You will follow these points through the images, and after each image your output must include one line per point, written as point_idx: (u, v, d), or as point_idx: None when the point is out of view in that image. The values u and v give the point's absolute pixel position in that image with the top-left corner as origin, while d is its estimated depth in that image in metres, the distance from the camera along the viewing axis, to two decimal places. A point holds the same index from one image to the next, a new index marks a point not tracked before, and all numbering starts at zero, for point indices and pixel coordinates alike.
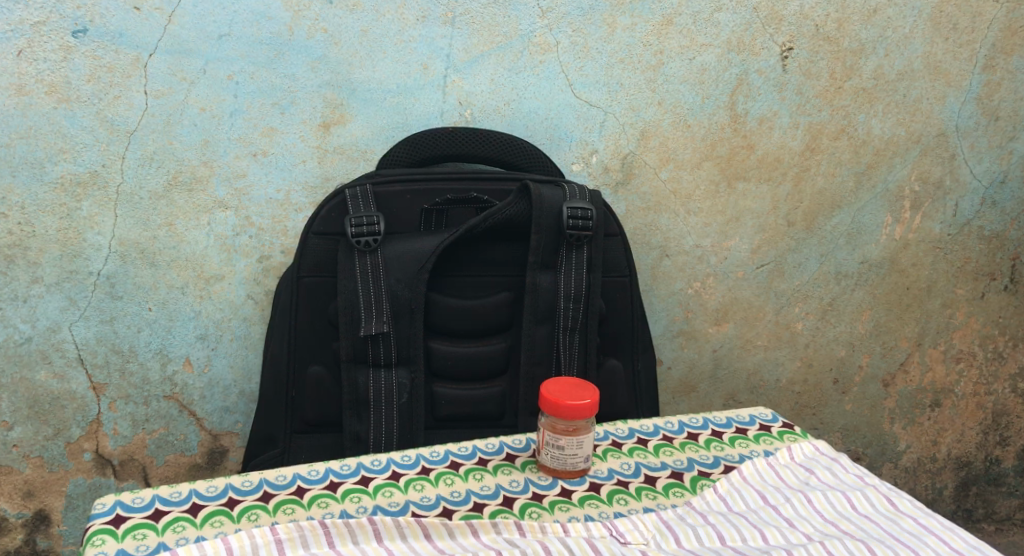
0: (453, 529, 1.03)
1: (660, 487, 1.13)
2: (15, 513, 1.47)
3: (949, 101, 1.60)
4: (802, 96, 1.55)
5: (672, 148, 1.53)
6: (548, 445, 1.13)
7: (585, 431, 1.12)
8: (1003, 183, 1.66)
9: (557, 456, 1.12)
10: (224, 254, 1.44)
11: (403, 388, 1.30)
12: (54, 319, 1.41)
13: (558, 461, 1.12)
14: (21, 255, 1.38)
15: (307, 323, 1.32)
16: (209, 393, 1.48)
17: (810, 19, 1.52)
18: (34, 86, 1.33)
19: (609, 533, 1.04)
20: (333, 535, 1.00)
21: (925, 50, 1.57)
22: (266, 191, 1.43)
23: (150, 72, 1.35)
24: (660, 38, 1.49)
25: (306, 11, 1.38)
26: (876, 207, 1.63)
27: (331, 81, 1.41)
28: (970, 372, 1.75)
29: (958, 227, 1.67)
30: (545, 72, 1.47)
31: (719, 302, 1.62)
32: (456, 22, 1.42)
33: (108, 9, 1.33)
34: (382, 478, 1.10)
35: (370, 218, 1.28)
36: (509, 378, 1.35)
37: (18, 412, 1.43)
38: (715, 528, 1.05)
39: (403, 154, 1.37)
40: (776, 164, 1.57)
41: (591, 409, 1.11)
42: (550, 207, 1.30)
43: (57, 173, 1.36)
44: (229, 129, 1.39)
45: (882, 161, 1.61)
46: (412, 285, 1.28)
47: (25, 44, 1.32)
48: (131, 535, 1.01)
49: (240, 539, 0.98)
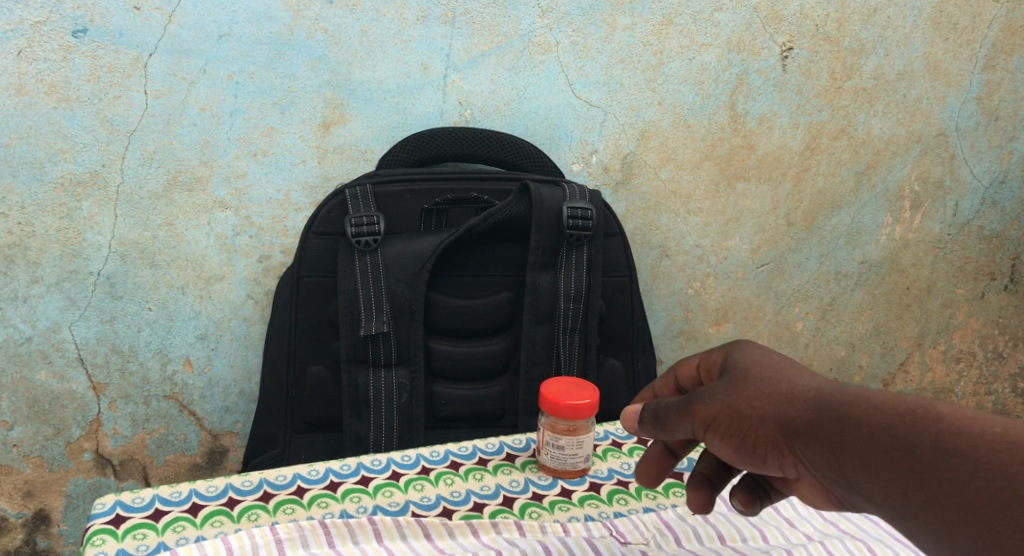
0: (453, 529, 1.03)
1: (660, 487, 1.13)
2: (15, 513, 1.47)
3: (949, 101, 1.60)
4: (802, 96, 1.55)
5: (672, 147, 1.53)
6: (549, 447, 1.12)
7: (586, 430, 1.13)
8: (1003, 182, 1.67)
9: (559, 457, 1.12)
10: (224, 254, 1.44)
11: (402, 388, 1.31)
12: (54, 319, 1.41)
13: (562, 463, 1.12)
14: (21, 255, 1.38)
15: (307, 323, 1.32)
16: (209, 393, 1.48)
17: (811, 19, 1.52)
18: (34, 86, 1.33)
19: (609, 533, 1.05)
20: (333, 535, 1.00)
21: (925, 50, 1.57)
22: (266, 191, 1.43)
23: (150, 72, 1.35)
24: (660, 38, 1.48)
25: (306, 11, 1.38)
26: (876, 207, 1.63)
27: (331, 81, 1.41)
28: (969, 372, 1.75)
29: (958, 226, 1.67)
30: (545, 72, 1.47)
31: (719, 301, 1.62)
32: (456, 22, 1.42)
33: (108, 9, 1.33)
34: (382, 477, 1.10)
35: (370, 218, 1.28)
36: (509, 377, 1.35)
37: (18, 412, 1.43)
38: (715, 528, 1.06)
39: (402, 154, 1.36)
40: (776, 164, 1.57)
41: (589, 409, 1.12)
42: (550, 207, 1.29)
43: (57, 172, 1.36)
44: (228, 129, 1.39)
45: (882, 161, 1.61)
46: (412, 285, 1.28)
47: (25, 44, 1.32)
48: (131, 535, 1.01)
49: (240, 539, 0.99)
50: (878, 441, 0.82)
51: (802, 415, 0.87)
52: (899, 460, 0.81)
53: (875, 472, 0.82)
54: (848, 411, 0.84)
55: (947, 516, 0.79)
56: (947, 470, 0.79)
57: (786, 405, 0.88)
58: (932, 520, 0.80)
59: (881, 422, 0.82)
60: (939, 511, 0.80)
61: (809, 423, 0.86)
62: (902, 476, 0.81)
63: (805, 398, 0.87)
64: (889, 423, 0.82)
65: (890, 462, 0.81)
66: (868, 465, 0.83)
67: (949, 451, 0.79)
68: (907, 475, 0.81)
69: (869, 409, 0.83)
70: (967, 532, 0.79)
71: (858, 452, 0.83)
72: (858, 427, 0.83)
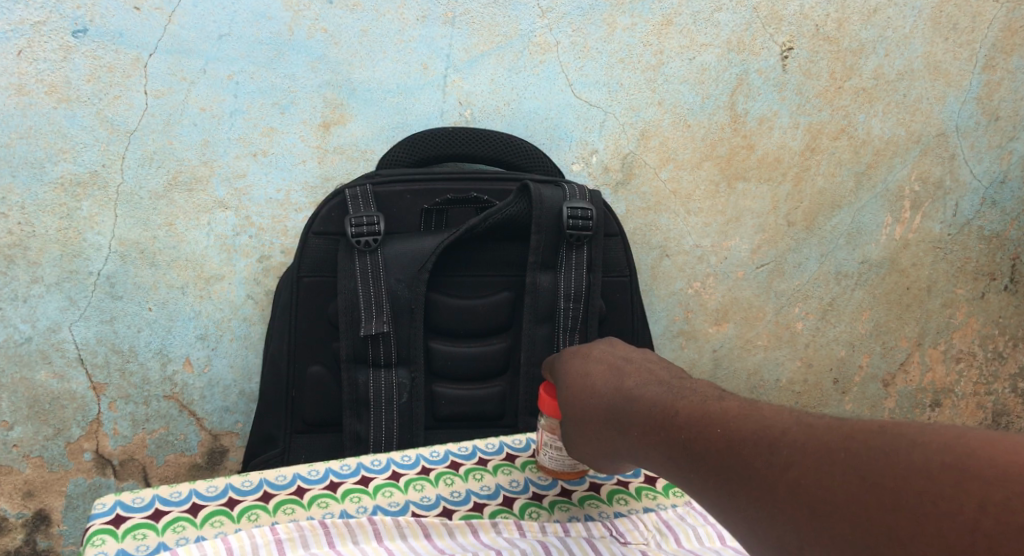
0: (453, 528, 1.04)
1: (660, 487, 1.12)
2: (15, 513, 1.46)
3: (949, 101, 1.61)
4: (802, 96, 1.55)
5: (672, 147, 1.53)
6: (552, 445, 1.10)
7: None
8: (1003, 183, 1.67)
9: (561, 458, 1.10)
10: (224, 254, 1.44)
11: (403, 388, 1.31)
12: (54, 319, 1.41)
13: (560, 464, 1.11)
14: (21, 255, 1.38)
15: (307, 323, 1.31)
16: (209, 393, 1.48)
17: (810, 19, 1.53)
18: (34, 86, 1.34)
19: (609, 533, 1.06)
20: (333, 535, 1.01)
21: (925, 50, 1.58)
22: (266, 191, 1.43)
23: (150, 72, 1.36)
24: (660, 38, 1.49)
25: (306, 11, 1.39)
26: (876, 207, 1.63)
27: (331, 81, 1.41)
28: (969, 372, 1.75)
29: (958, 227, 1.67)
30: (545, 72, 1.47)
31: (719, 302, 1.61)
32: (456, 22, 1.43)
33: (108, 9, 1.34)
34: (382, 478, 1.09)
35: (370, 218, 1.28)
36: (508, 377, 1.35)
37: (18, 412, 1.43)
38: (715, 528, 1.07)
39: (402, 154, 1.36)
40: (776, 164, 1.57)
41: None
42: (550, 207, 1.29)
43: (57, 173, 1.36)
44: (228, 129, 1.39)
45: (882, 161, 1.61)
46: (412, 285, 1.28)
47: (25, 44, 1.33)
48: (131, 535, 1.01)
49: (239, 539, 0.99)
50: (711, 449, 0.88)
51: (649, 429, 0.95)
52: (733, 469, 0.86)
53: (715, 483, 0.87)
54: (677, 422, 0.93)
55: (785, 511, 0.82)
56: (779, 470, 0.84)
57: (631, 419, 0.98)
58: (765, 519, 0.84)
59: (707, 430, 0.90)
60: (778, 510, 0.83)
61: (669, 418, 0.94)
62: (741, 482, 0.86)
63: (643, 409, 0.97)
64: (716, 431, 0.89)
65: (724, 470, 0.87)
66: (707, 475, 0.88)
67: (775, 449, 0.85)
68: (746, 481, 0.85)
69: (697, 419, 0.91)
70: (800, 525, 0.82)
71: (687, 461, 0.90)
72: (692, 436, 0.91)
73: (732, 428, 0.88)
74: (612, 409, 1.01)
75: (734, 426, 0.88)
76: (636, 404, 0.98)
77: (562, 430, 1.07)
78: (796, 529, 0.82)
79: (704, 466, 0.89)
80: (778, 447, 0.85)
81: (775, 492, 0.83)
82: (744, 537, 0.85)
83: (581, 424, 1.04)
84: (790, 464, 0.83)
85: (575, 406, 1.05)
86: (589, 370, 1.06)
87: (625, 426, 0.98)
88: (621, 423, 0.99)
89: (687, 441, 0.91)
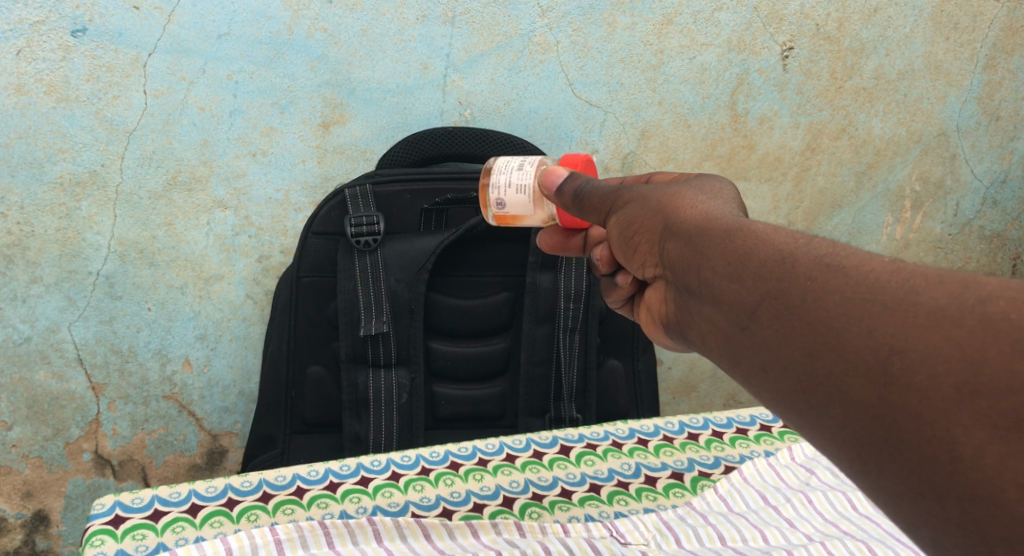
0: (453, 529, 1.03)
1: (660, 487, 1.14)
2: (15, 513, 1.47)
3: (949, 101, 1.61)
4: (802, 96, 1.55)
5: (672, 147, 1.53)
6: (524, 164, 0.99)
7: (534, 221, 1.01)
8: (1004, 182, 1.68)
9: (509, 168, 0.99)
10: (224, 254, 1.44)
11: (402, 388, 1.30)
12: (53, 319, 1.40)
13: (502, 171, 0.99)
14: (21, 255, 1.37)
15: (307, 323, 1.32)
16: (208, 393, 1.49)
17: (811, 19, 1.51)
18: (34, 86, 1.32)
19: (609, 533, 1.04)
20: (333, 535, 0.99)
21: (925, 50, 1.57)
22: (266, 191, 1.43)
23: (149, 71, 1.34)
24: (660, 38, 1.48)
25: (306, 10, 1.37)
26: (876, 207, 1.65)
27: (331, 81, 1.40)
28: None
29: (958, 227, 1.70)
30: (545, 72, 1.46)
31: None
32: (456, 22, 1.41)
33: (108, 9, 1.31)
34: (382, 478, 1.10)
35: (370, 218, 1.28)
36: (508, 378, 1.36)
37: (18, 412, 1.42)
38: (715, 528, 1.05)
39: (403, 154, 1.35)
40: (776, 163, 1.58)
41: (567, 225, 1.01)
42: None
43: (56, 172, 1.35)
44: (228, 128, 1.39)
45: (882, 161, 1.62)
46: (412, 285, 1.28)
47: (24, 44, 1.30)
48: (131, 535, 1.00)
49: (239, 539, 0.97)
50: (840, 288, 0.70)
51: (757, 254, 0.76)
52: (851, 314, 0.69)
53: (808, 326, 0.71)
54: (804, 256, 0.73)
55: (892, 393, 0.66)
56: (914, 335, 0.66)
57: (732, 242, 0.78)
58: (834, 369, 0.69)
59: (847, 270, 0.71)
60: (883, 387, 0.67)
61: (734, 246, 0.77)
62: (852, 332, 0.68)
63: (760, 234, 0.77)
64: (860, 271, 0.70)
65: (840, 316, 0.69)
66: (803, 316, 0.71)
67: (939, 311, 0.66)
68: (859, 333, 0.68)
69: (837, 258, 0.72)
70: (895, 411, 0.66)
71: (778, 295, 0.73)
72: (819, 271, 0.72)
73: (884, 277, 0.69)
74: (711, 226, 0.80)
75: (893, 269, 0.69)
76: (751, 227, 0.78)
77: (628, 224, 0.88)
78: (888, 417, 0.66)
79: (813, 307, 0.71)
80: (940, 313, 0.66)
81: (893, 361, 0.66)
82: (798, 385, 0.71)
83: (659, 230, 0.86)
84: (943, 333, 0.66)
85: (668, 211, 0.85)
86: (716, 196, 0.85)
87: (719, 246, 0.78)
88: (712, 244, 0.79)
89: (808, 277, 0.72)
